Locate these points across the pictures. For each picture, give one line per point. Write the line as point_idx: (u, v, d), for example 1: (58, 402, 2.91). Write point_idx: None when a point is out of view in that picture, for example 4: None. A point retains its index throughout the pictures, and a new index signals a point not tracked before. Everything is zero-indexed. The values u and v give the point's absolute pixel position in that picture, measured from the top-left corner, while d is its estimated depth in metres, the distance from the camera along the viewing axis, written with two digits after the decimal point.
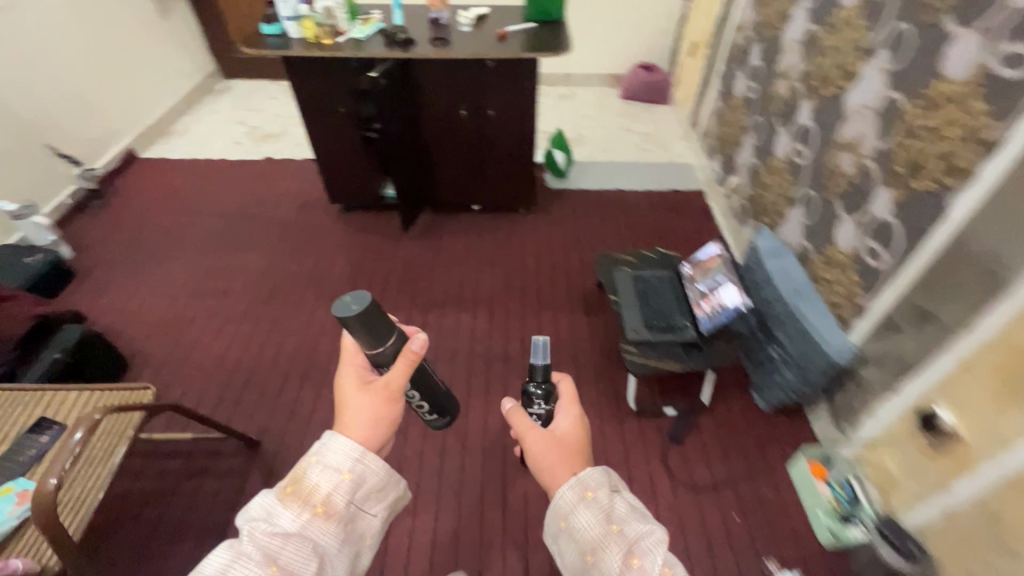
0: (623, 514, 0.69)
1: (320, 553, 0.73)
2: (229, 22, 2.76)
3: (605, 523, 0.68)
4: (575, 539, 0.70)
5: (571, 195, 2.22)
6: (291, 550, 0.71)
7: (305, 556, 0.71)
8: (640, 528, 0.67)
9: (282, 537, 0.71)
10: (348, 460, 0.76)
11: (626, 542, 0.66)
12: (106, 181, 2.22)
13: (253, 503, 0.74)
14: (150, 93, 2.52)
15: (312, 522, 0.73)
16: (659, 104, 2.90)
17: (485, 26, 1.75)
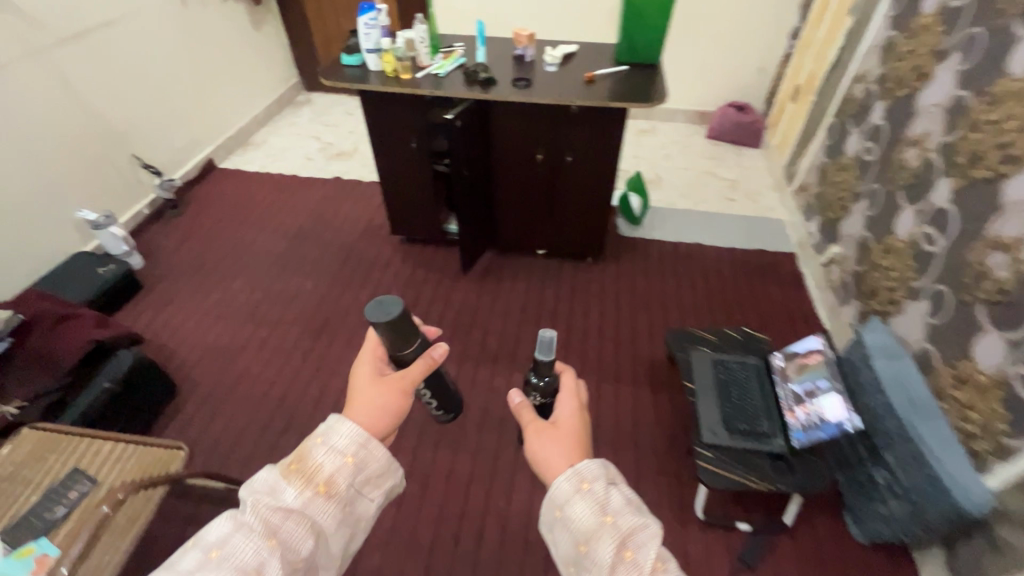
0: (617, 505, 0.70)
1: (317, 532, 0.73)
2: (315, 31, 2.83)
3: (599, 515, 0.69)
4: (570, 529, 0.70)
5: (644, 245, 2.05)
6: (289, 525, 0.71)
7: (301, 533, 0.72)
8: (635, 521, 0.68)
9: (283, 513, 0.71)
10: (353, 443, 0.77)
11: (617, 533, 0.67)
12: (184, 191, 2.28)
13: (258, 476, 0.75)
14: (235, 104, 2.59)
15: (313, 500, 0.73)
16: (748, 147, 2.68)
17: (573, 66, 1.63)
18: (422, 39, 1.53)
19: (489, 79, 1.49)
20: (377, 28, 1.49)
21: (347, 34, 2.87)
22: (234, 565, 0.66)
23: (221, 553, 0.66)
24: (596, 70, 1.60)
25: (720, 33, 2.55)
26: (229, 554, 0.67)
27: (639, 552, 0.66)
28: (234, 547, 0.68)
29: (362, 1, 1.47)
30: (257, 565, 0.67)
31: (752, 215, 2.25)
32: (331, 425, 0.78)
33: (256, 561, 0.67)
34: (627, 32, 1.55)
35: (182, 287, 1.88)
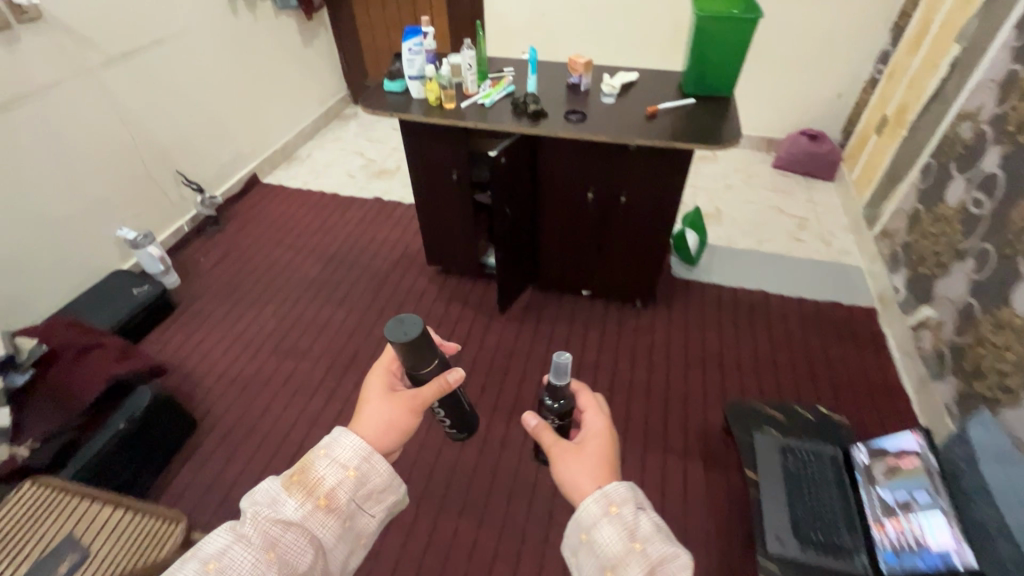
0: (645, 531, 0.73)
1: (317, 548, 0.69)
2: (364, 41, 2.84)
3: (628, 541, 0.71)
4: (597, 553, 0.72)
5: (699, 289, 1.86)
6: (288, 539, 0.68)
7: (302, 548, 0.68)
8: (662, 549, 0.71)
9: (282, 527, 0.68)
10: (355, 457, 0.73)
11: (645, 560, 0.70)
12: (225, 207, 2.26)
13: (258, 488, 0.72)
14: (281, 118, 2.57)
15: (313, 515, 0.70)
16: (821, 179, 2.43)
17: (633, 97, 1.47)
18: (469, 66, 1.41)
19: (540, 112, 1.36)
20: (422, 54, 1.39)
21: (396, 49, 2.83)
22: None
23: (218, 567, 0.63)
24: (658, 103, 1.44)
25: (792, 55, 2.34)
26: (227, 567, 0.63)
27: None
28: (232, 561, 0.64)
29: (407, 26, 1.37)
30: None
31: (824, 259, 2.02)
32: (332, 441, 0.74)
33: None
34: (696, 61, 1.39)
35: (215, 309, 1.84)
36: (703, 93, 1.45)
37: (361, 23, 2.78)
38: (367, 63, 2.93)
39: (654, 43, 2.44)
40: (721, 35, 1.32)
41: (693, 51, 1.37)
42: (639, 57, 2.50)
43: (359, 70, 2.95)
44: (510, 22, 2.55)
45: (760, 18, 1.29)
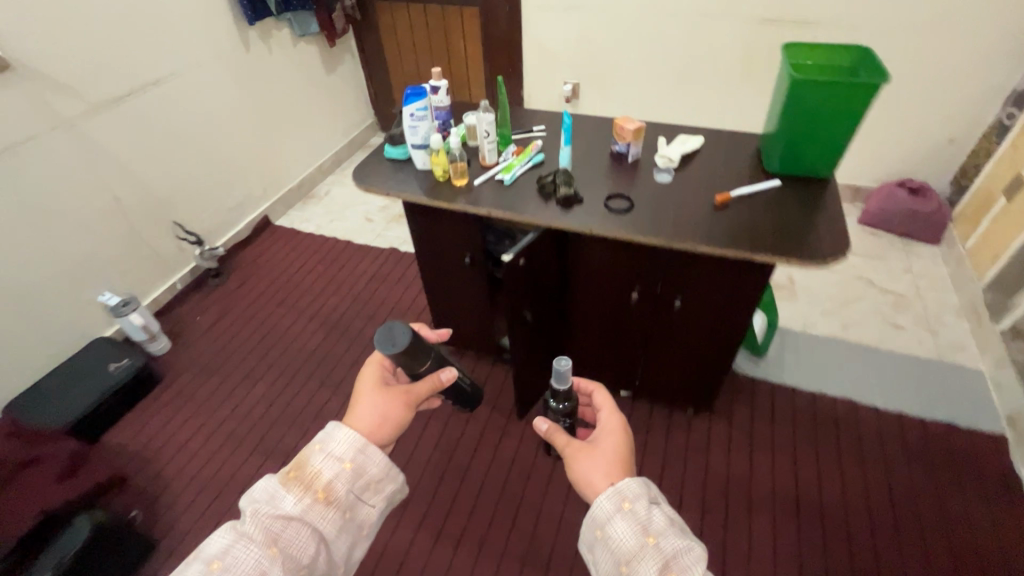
0: (658, 524, 0.69)
1: (320, 540, 0.68)
2: (392, 65, 2.61)
3: (642, 533, 0.67)
4: (611, 549, 0.68)
5: (766, 395, 1.51)
6: (290, 533, 0.66)
7: (303, 544, 0.66)
8: (676, 540, 0.67)
9: (282, 521, 0.66)
10: (352, 448, 0.71)
11: (658, 549, 0.66)
12: (230, 255, 2.09)
13: (255, 487, 0.70)
14: (299, 154, 2.38)
15: (314, 508, 0.68)
16: (922, 242, 2.00)
17: (696, 172, 1.14)
18: (487, 133, 1.13)
19: (574, 197, 1.06)
20: (426, 119, 1.10)
21: (426, 75, 2.58)
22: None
23: (221, 565, 0.62)
24: (730, 183, 1.10)
25: (891, 94, 1.93)
26: (229, 567, 0.62)
27: (683, 569, 0.65)
28: (235, 557, 0.63)
29: (410, 86, 1.09)
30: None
31: (931, 357, 1.60)
32: (327, 434, 0.72)
33: (255, 573, 0.62)
34: (788, 135, 1.04)
35: (203, 385, 1.65)
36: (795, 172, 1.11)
37: (388, 47, 2.55)
38: (395, 90, 2.70)
39: (717, 76, 2.09)
40: (827, 105, 0.98)
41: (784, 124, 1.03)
42: (698, 92, 2.16)
43: (386, 97, 2.73)
44: (551, 48, 2.24)
45: (886, 83, 0.93)
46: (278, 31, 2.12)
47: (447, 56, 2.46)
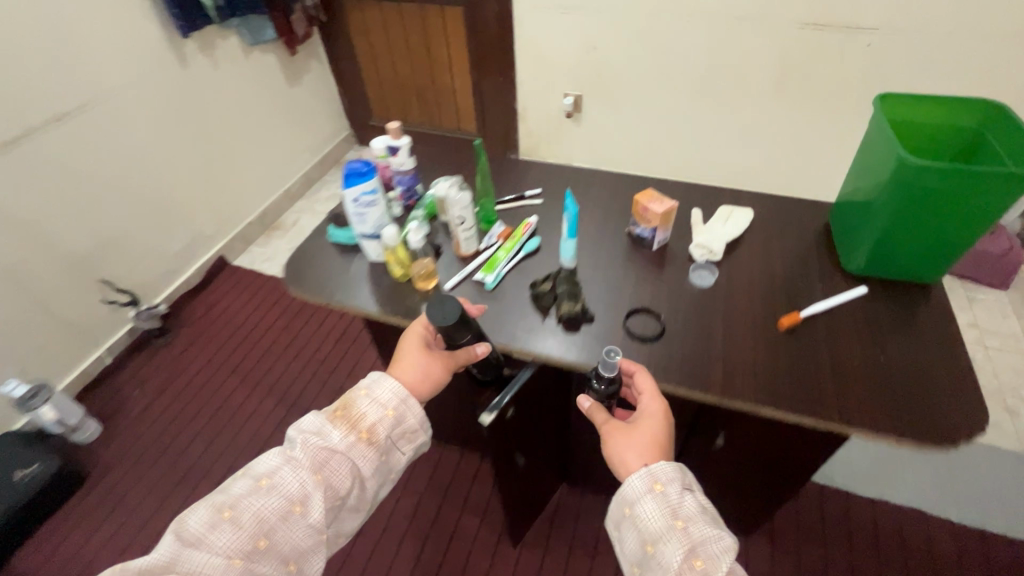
0: (689, 509, 0.57)
1: (354, 476, 0.69)
2: (366, 72, 2.28)
3: (669, 514, 0.57)
4: (636, 531, 0.58)
5: (814, 501, 1.25)
6: (332, 465, 0.68)
7: (342, 479, 0.68)
8: (707, 529, 0.56)
9: (326, 454, 0.68)
10: (396, 397, 0.72)
11: (685, 533, 0.55)
12: (180, 305, 1.80)
13: (303, 419, 0.72)
14: (260, 180, 2.07)
15: (355, 447, 0.69)
16: (985, 287, 1.69)
17: (746, 268, 0.84)
18: (462, 220, 0.84)
19: (581, 315, 0.77)
20: (378, 204, 0.80)
21: (405, 85, 2.25)
22: (280, 497, 0.65)
23: (269, 484, 0.65)
24: (794, 288, 0.81)
25: None
26: (276, 485, 0.65)
27: (713, 560, 0.54)
28: (283, 478, 0.66)
29: (350, 161, 0.78)
30: (301, 497, 0.66)
31: (1010, 447, 1.33)
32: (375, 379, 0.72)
33: (299, 495, 0.65)
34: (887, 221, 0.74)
35: (139, 484, 1.39)
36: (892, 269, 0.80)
37: (361, 52, 2.21)
38: (371, 100, 2.36)
39: (744, 88, 1.76)
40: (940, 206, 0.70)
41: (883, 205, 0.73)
42: (720, 107, 1.83)
43: (363, 108, 2.40)
44: (548, 54, 1.91)
45: None
46: (224, 41, 1.79)
47: (429, 63, 2.13)
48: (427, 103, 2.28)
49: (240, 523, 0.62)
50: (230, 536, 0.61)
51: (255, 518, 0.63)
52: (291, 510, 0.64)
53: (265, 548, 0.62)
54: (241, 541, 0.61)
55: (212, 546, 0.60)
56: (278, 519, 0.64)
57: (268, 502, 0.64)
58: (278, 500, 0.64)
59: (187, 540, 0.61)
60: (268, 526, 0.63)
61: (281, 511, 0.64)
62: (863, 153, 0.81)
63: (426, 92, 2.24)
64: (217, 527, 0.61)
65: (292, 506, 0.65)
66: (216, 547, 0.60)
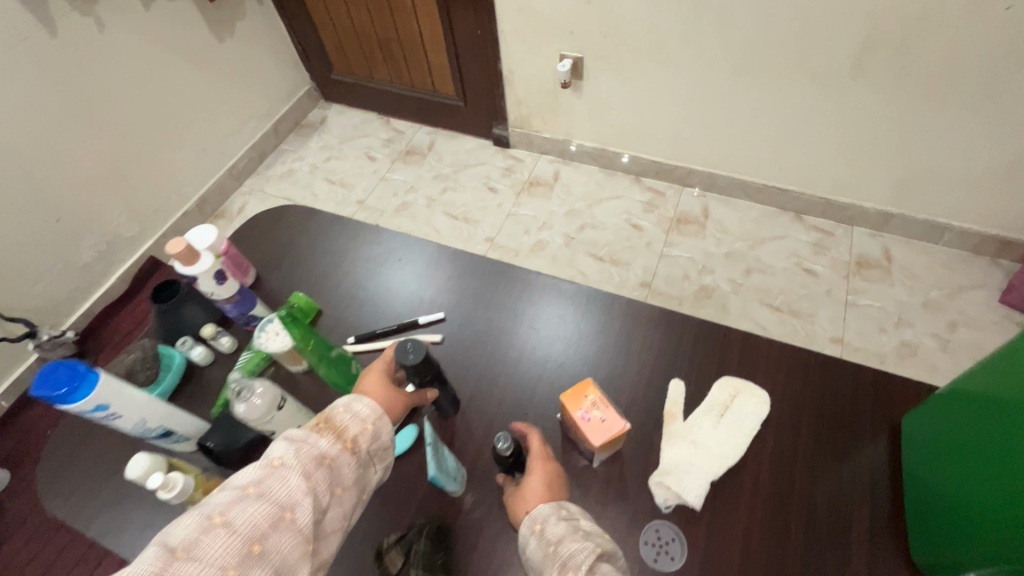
0: (562, 531, 0.47)
1: (338, 489, 0.51)
2: (318, 16, 1.80)
3: (542, 545, 0.46)
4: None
5: None
6: (320, 472, 0.50)
7: (327, 493, 0.50)
8: (573, 541, 0.45)
9: (314, 462, 0.50)
10: (375, 410, 0.54)
11: (553, 558, 0.45)
12: (103, 321, 1.59)
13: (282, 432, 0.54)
14: (192, 162, 1.73)
15: (345, 453, 0.52)
16: None
17: (742, 533, 0.50)
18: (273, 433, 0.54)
19: None
20: (121, 412, 0.50)
21: (366, 34, 1.77)
22: (271, 503, 0.47)
23: (258, 490, 0.47)
24: None
25: None
26: (263, 495, 0.47)
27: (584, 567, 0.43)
28: (273, 483, 0.48)
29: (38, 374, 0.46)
30: (287, 511, 0.47)
31: None
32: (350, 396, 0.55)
33: (291, 500, 0.47)
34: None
35: (37, 556, 1.21)
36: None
37: None
38: (328, 51, 1.91)
39: (808, 57, 1.24)
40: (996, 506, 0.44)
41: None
42: (771, 83, 1.33)
43: (322, 60, 1.95)
44: (536, 2, 1.41)
45: None
46: None
47: (388, 6, 1.64)
48: (394, 57, 1.81)
49: (231, 532, 0.44)
50: (221, 548, 0.43)
51: (249, 523, 0.45)
52: (281, 518, 0.46)
53: (260, 559, 0.44)
54: (232, 554, 0.44)
55: (201, 562, 0.43)
56: (269, 527, 0.46)
57: (252, 514, 0.45)
58: (268, 505, 0.46)
59: (170, 552, 0.42)
60: (262, 531, 0.45)
61: (270, 519, 0.46)
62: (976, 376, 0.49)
63: (391, 44, 1.77)
64: (205, 535, 0.43)
65: (283, 511, 0.47)
66: (206, 560, 0.43)
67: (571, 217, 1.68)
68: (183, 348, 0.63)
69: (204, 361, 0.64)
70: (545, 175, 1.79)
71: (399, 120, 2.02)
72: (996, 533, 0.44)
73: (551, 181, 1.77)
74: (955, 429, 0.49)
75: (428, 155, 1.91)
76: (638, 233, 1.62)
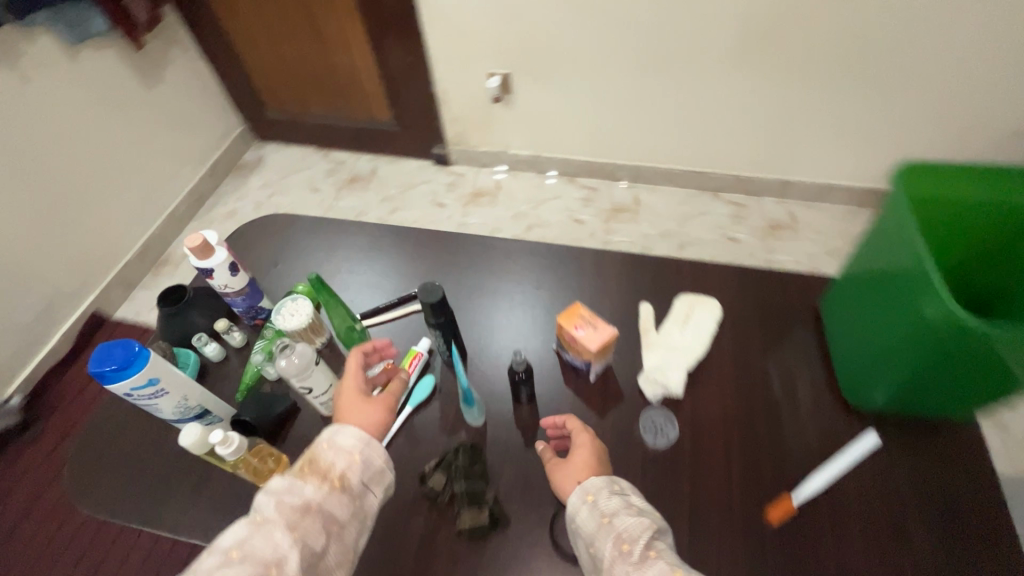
0: (616, 504, 0.49)
1: (334, 528, 0.50)
2: (248, 57, 1.85)
3: (595, 515, 0.49)
4: (577, 548, 0.51)
5: None
6: (308, 521, 0.48)
7: (320, 538, 0.48)
8: (630, 516, 0.48)
9: (299, 511, 0.49)
10: (359, 438, 0.53)
11: (608, 528, 0.48)
12: (49, 383, 1.50)
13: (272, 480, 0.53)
14: (130, 211, 1.70)
15: (334, 495, 0.50)
16: None
17: (718, 405, 0.62)
18: (310, 389, 0.57)
19: (489, 527, 0.56)
20: (165, 392, 0.53)
21: (298, 70, 1.84)
22: (255, 564, 0.46)
23: (240, 552, 0.46)
24: (780, 428, 0.60)
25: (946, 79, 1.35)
26: (246, 557, 0.46)
27: (640, 542, 0.46)
28: (256, 541, 0.47)
29: (97, 353, 0.49)
30: (274, 568, 0.46)
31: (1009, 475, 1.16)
32: (328, 431, 0.54)
33: (276, 556, 0.46)
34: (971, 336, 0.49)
35: None
36: (963, 397, 0.55)
37: (235, 35, 1.78)
38: (260, 91, 1.95)
39: (703, 54, 1.45)
40: (896, 340, 0.55)
41: (948, 315, 0.49)
42: (675, 80, 1.53)
43: (254, 101, 1.98)
44: (462, 26, 1.54)
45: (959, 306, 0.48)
46: (33, 43, 1.36)
47: (321, 41, 1.73)
48: (328, 90, 1.88)
49: None
50: None
51: None
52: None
53: None
54: None
55: None
56: None
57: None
58: (250, 566, 0.45)
59: None
60: None
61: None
62: (874, 244, 0.61)
63: (324, 78, 1.85)
64: None
65: (270, 568, 0.46)
66: None
67: (518, 220, 1.80)
68: (197, 344, 0.67)
69: (216, 357, 0.68)
70: (488, 186, 1.91)
71: (338, 150, 2.07)
72: (914, 355, 0.54)
73: (494, 190, 1.89)
74: (861, 300, 0.61)
75: (372, 181, 1.97)
76: (581, 226, 1.76)
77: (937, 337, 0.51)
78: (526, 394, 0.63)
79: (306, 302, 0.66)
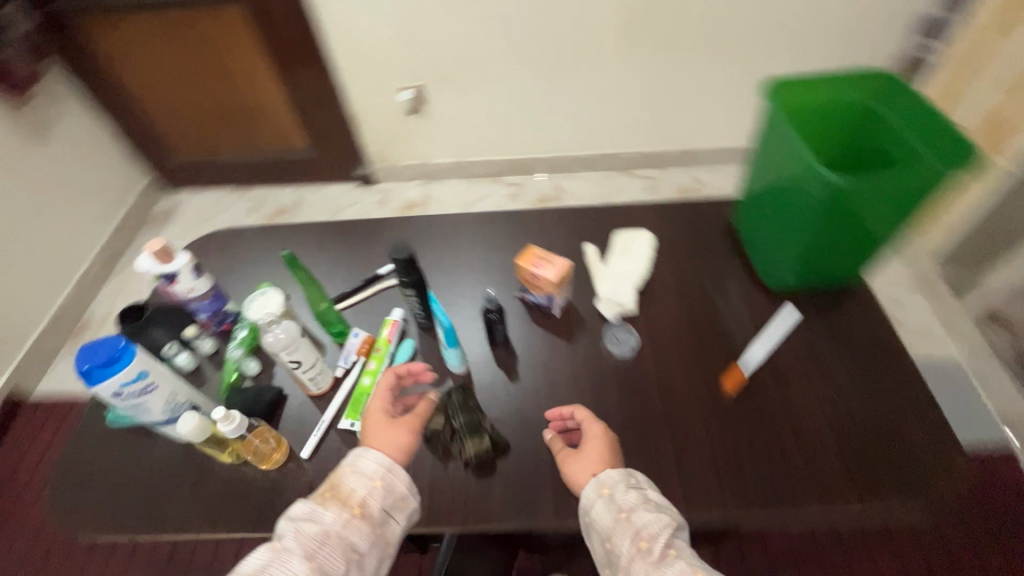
0: (633, 499, 0.52)
1: (354, 556, 0.51)
2: (146, 103, 1.79)
3: (613, 511, 0.52)
4: (592, 541, 0.54)
5: None
6: (327, 549, 0.50)
7: (340, 565, 0.50)
8: (648, 512, 0.51)
9: (318, 539, 0.50)
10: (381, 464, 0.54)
11: (627, 524, 0.50)
12: None
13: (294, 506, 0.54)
14: (37, 278, 1.58)
15: (353, 522, 0.51)
16: None
17: (665, 312, 0.71)
18: (299, 361, 0.61)
19: (493, 452, 0.60)
20: (153, 390, 0.54)
21: (203, 108, 1.81)
22: None
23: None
24: (719, 319, 0.71)
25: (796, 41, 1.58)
26: None
27: (660, 539, 0.49)
28: (275, 571, 0.48)
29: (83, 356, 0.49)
30: None
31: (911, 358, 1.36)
32: (353, 453, 0.55)
33: None
34: (850, 198, 0.60)
35: None
36: (854, 248, 0.67)
37: (129, 81, 1.72)
38: (164, 136, 1.89)
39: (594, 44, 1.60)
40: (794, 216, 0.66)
41: (826, 185, 0.60)
42: (574, 71, 1.67)
43: (159, 147, 1.91)
44: (367, 45, 1.60)
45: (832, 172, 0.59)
46: None
47: (224, 76, 1.71)
48: (236, 125, 1.86)
49: None
50: None
51: None
52: None
53: None
54: None
55: None
56: None
57: None
58: None
59: None
60: None
61: None
62: (763, 146, 0.71)
63: (230, 113, 1.82)
64: None
65: None
66: None
67: None
68: (167, 355, 0.67)
69: (188, 365, 0.68)
70: (417, 196, 1.96)
71: (257, 185, 2.04)
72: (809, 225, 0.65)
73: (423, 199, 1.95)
74: (762, 193, 0.72)
75: (298, 210, 1.96)
76: None
77: (824, 204, 0.61)
78: (501, 335, 0.68)
79: (274, 293, 0.65)
